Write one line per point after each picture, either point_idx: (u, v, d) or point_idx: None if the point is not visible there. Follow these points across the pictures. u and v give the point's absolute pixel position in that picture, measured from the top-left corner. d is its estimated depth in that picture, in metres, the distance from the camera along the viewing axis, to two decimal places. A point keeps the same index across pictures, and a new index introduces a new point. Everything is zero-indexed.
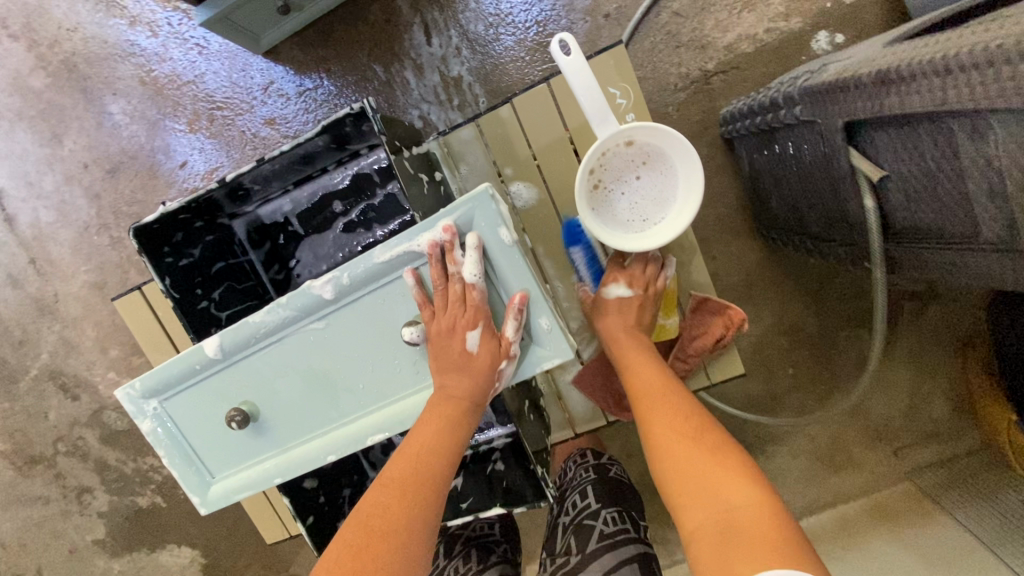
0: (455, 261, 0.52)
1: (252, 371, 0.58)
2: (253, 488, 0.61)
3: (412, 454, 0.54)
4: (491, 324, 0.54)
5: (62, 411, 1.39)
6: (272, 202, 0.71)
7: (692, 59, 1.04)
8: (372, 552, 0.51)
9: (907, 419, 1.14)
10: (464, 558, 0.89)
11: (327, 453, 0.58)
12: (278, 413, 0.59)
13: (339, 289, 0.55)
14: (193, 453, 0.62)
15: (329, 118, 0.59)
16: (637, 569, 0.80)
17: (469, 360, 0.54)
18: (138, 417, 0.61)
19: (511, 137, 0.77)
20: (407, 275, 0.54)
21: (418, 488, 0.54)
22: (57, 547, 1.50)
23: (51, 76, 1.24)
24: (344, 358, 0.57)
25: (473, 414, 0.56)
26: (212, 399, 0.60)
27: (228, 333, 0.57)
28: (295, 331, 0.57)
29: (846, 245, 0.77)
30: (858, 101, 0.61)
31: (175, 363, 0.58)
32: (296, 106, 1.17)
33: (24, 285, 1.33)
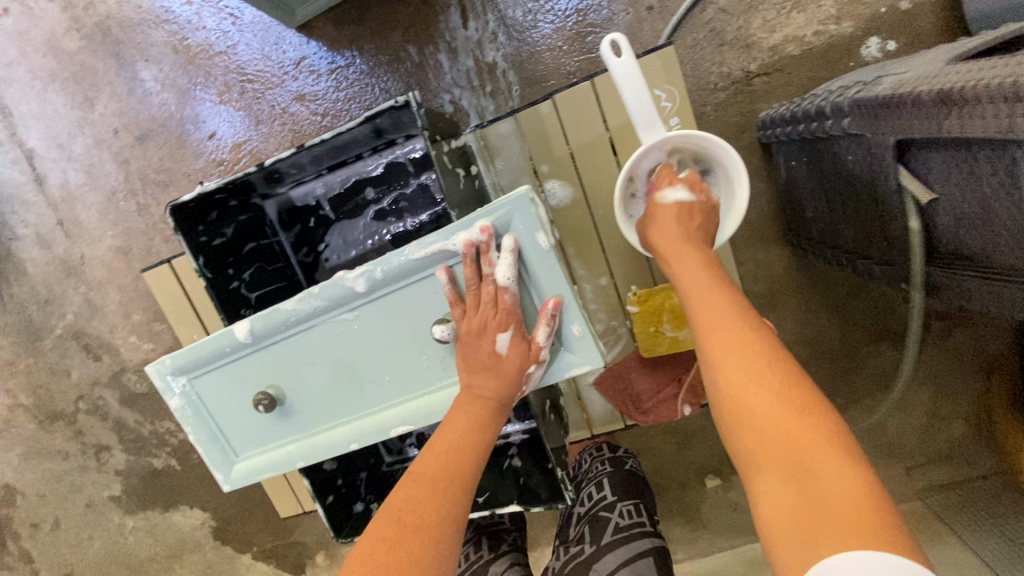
0: (490, 263, 0.52)
1: (281, 356, 0.59)
2: (276, 469, 0.62)
3: (442, 449, 0.54)
4: (521, 328, 0.54)
5: (84, 371, 1.43)
6: (305, 185, 0.71)
7: (735, 59, 1.01)
8: (406, 546, 0.48)
9: (923, 439, 1.13)
10: (475, 545, 0.94)
11: (351, 441, 0.59)
12: (304, 400, 0.60)
13: (372, 282, 0.54)
14: (219, 431, 0.63)
15: (376, 108, 0.59)
16: (650, 565, 0.83)
17: (499, 362, 0.54)
18: (167, 394, 0.62)
19: (549, 132, 0.75)
20: (441, 273, 0.54)
21: (449, 484, 0.52)
22: (75, 500, 1.55)
23: (84, 38, 1.23)
24: (373, 351, 0.57)
25: (499, 416, 0.56)
26: (241, 381, 0.60)
27: (259, 318, 0.57)
28: (326, 321, 0.57)
29: (883, 264, 0.74)
30: (914, 119, 0.59)
31: (206, 344, 0.59)
32: (327, 83, 1.16)
33: (51, 245, 1.35)
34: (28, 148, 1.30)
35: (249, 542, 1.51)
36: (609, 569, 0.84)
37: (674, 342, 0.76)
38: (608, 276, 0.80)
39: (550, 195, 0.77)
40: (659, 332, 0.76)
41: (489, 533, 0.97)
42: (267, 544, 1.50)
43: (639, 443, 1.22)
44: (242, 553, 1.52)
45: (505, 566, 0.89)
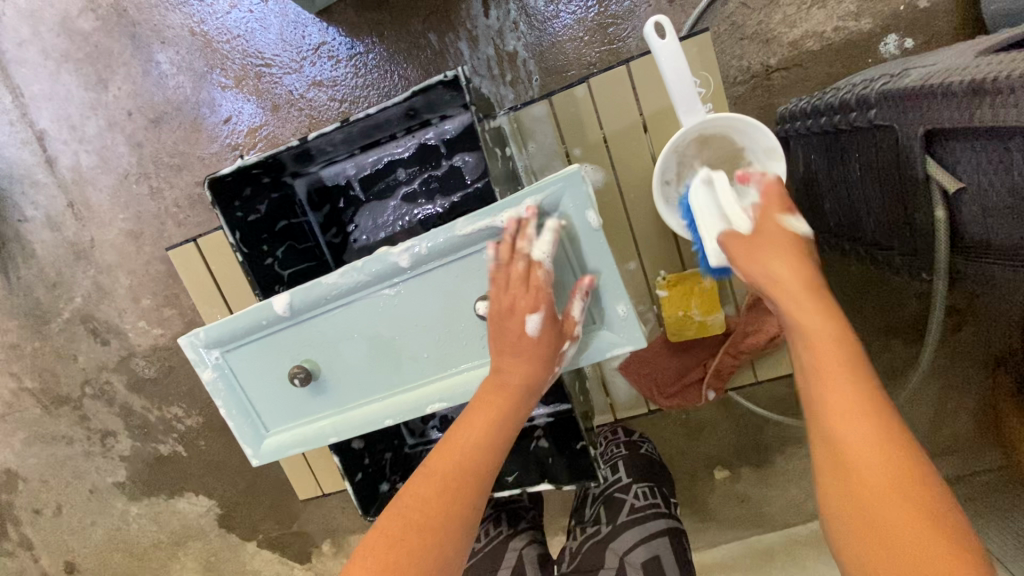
0: (527, 239, 0.52)
1: (318, 332, 0.59)
2: (308, 445, 0.62)
3: (457, 445, 0.54)
4: (552, 309, 0.54)
5: (90, 355, 1.42)
6: (337, 164, 0.71)
7: (755, 53, 1.02)
8: (411, 544, 0.50)
9: (928, 432, 1.16)
10: (493, 522, 0.97)
11: (387, 416, 0.59)
12: (339, 375, 0.60)
13: (418, 257, 0.55)
14: (250, 406, 0.63)
15: (422, 84, 0.60)
16: (666, 544, 0.84)
17: (529, 342, 0.54)
18: (200, 366, 0.62)
19: (582, 116, 0.76)
20: (488, 248, 0.54)
21: (460, 486, 0.52)
22: (78, 486, 1.54)
23: (99, 19, 1.22)
24: (412, 328, 0.58)
25: (520, 409, 0.56)
26: (276, 355, 0.61)
27: (300, 291, 0.57)
28: (367, 296, 0.58)
29: (905, 255, 0.76)
30: (944, 110, 0.60)
31: (243, 317, 0.59)
32: (346, 69, 1.16)
33: (61, 228, 1.34)
34: (39, 129, 1.29)
35: (255, 530, 1.50)
36: (625, 548, 0.85)
37: (702, 327, 0.78)
38: (637, 261, 0.80)
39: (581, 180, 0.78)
40: (688, 316, 0.77)
41: (507, 508, 0.98)
42: (273, 531, 1.50)
43: (651, 433, 1.23)
44: (247, 541, 1.52)
45: (524, 543, 0.91)
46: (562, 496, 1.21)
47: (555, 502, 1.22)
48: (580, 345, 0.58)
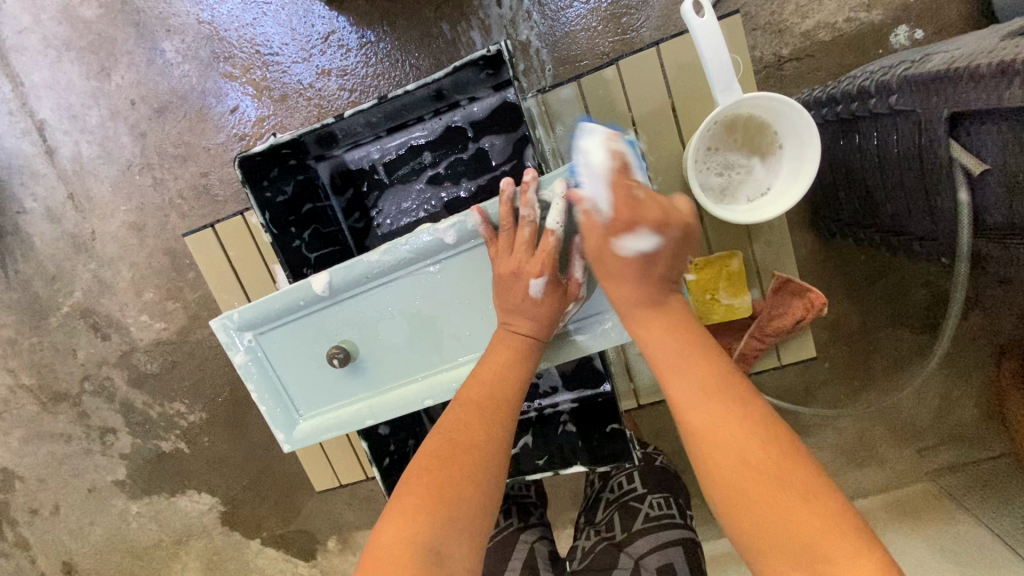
0: (529, 204, 0.57)
1: (355, 312, 0.62)
2: (344, 427, 0.65)
3: (487, 376, 0.56)
4: (555, 272, 0.57)
5: (90, 350, 1.39)
6: (362, 147, 0.70)
7: (767, 43, 1.02)
8: (458, 464, 0.52)
9: (935, 420, 1.17)
10: (504, 513, 0.96)
11: (425, 397, 0.62)
12: (375, 356, 0.63)
13: (461, 234, 0.58)
14: (283, 389, 0.66)
15: (461, 61, 0.59)
16: (681, 554, 0.82)
17: (537, 304, 0.57)
18: (232, 349, 0.64)
19: (610, 100, 0.77)
20: (472, 214, 0.58)
21: (496, 408, 0.55)
22: (76, 485, 1.50)
23: (102, 7, 1.20)
24: (450, 305, 0.61)
25: (539, 349, 0.59)
26: (312, 336, 0.63)
27: (339, 271, 0.60)
28: (406, 275, 0.60)
29: (925, 239, 0.77)
30: (970, 92, 0.60)
31: (280, 298, 0.61)
32: (356, 58, 1.15)
33: (61, 220, 1.31)
34: (39, 119, 1.27)
35: (259, 528, 1.48)
36: (640, 553, 0.83)
37: (729, 309, 0.79)
38: None
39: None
40: (715, 299, 0.79)
41: (517, 502, 0.97)
42: (278, 529, 1.47)
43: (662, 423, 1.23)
44: (250, 539, 1.49)
45: (535, 537, 0.91)
46: (573, 487, 1.21)
47: (566, 494, 1.22)
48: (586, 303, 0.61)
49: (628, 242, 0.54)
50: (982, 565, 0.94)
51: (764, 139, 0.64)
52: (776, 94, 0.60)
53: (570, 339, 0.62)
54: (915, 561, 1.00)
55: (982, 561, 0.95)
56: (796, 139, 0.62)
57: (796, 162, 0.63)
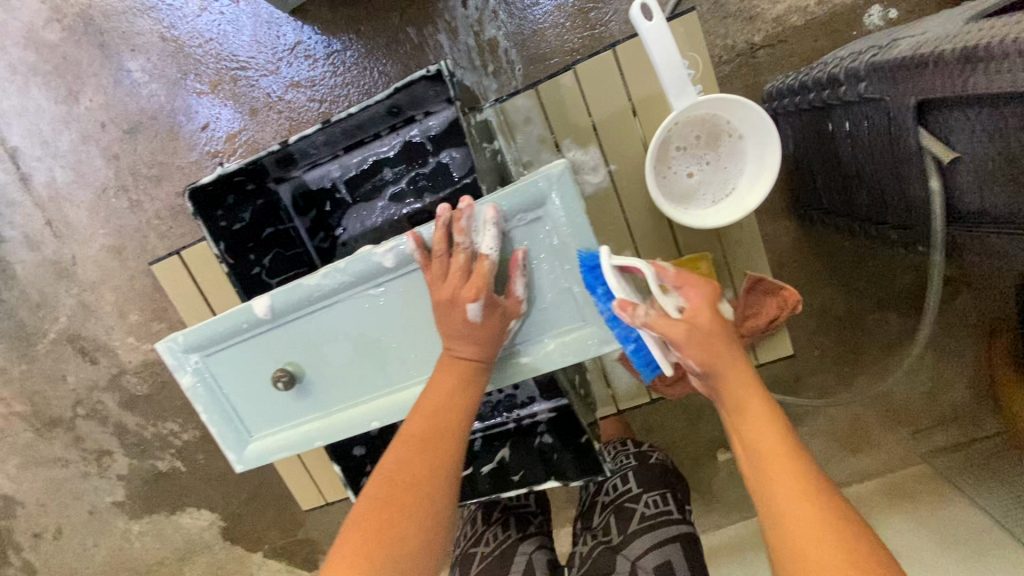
0: (464, 232, 0.55)
1: (298, 334, 0.62)
2: (294, 447, 0.66)
3: (430, 408, 0.56)
4: (493, 294, 0.56)
5: (80, 374, 1.39)
6: (321, 167, 0.69)
7: (739, 31, 1.00)
8: (400, 505, 0.52)
9: (927, 403, 1.16)
10: (502, 526, 0.93)
11: (371, 420, 0.62)
12: (321, 378, 0.63)
13: (398, 258, 0.57)
14: (231, 408, 0.67)
15: (403, 81, 0.59)
16: (679, 549, 0.82)
17: (475, 328, 0.56)
18: (179, 371, 0.65)
19: (569, 106, 0.75)
20: (407, 238, 0.56)
21: (438, 442, 0.55)
22: (77, 507, 1.51)
23: (65, 29, 1.19)
24: (394, 327, 0.60)
25: (485, 372, 0.58)
26: (256, 359, 0.64)
27: (279, 296, 0.59)
28: (348, 298, 0.60)
29: (900, 228, 0.76)
30: (935, 80, 0.59)
31: (223, 321, 0.61)
32: (324, 67, 1.13)
33: (40, 247, 1.30)
34: (11, 146, 1.25)
35: (261, 541, 1.49)
36: (637, 553, 0.83)
37: None
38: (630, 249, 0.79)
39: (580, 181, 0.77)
40: None
41: (515, 514, 0.94)
42: (279, 541, 1.48)
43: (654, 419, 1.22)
44: (253, 552, 1.50)
45: (534, 547, 0.88)
46: (567, 487, 1.21)
47: (561, 495, 1.22)
48: (529, 322, 0.60)
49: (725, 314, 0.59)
50: (978, 547, 0.94)
51: (719, 137, 0.63)
52: (728, 94, 0.58)
53: (516, 359, 0.61)
54: (909, 543, 1.00)
55: (978, 544, 0.95)
56: (755, 137, 0.60)
57: (757, 158, 0.62)
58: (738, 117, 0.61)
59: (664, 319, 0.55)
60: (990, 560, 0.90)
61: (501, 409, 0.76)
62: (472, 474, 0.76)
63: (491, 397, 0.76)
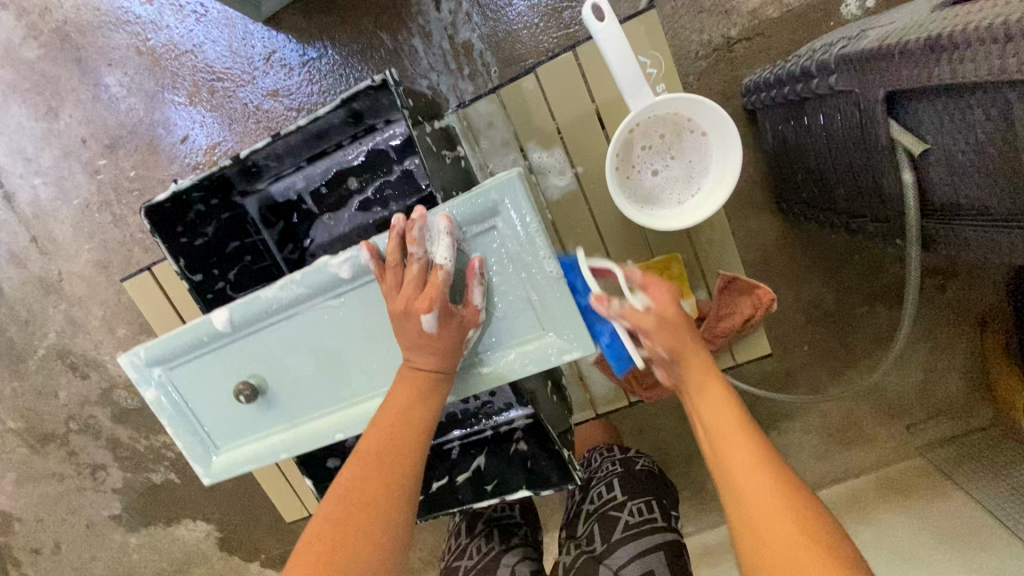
0: (417, 242, 0.55)
1: (260, 345, 0.63)
2: (261, 460, 0.67)
3: (388, 424, 0.57)
4: (447, 305, 0.56)
5: (71, 390, 1.39)
6: (285, 179, 0.69)
7: (715, 26, 0.99)
8: (354, 525, 0.54)
9: (921, 395, 1.14)
10: (486, 537, 0.92)
11: (336, 430, 0.64)
12: (285, 389, 0.65)
13: (355, 268, 0.58)
14: (196, 421, 0.68)
15: (348, 91, 0.59)
16: (662, 560, 0.81)
17: (431, 339, 0.56)
18: (143, 385, 0.66)
19: (531, 106, 0.77)
20: (362, 249, 0.57)
21: (395, 459, 0.56)
22: (74, 521, 1.52)
23: (43, 46, 1.19)
24: (355, 337, 0.62)
25: (445, 383, 0.59)
26: (220, 371, 0.65)
27: (240, 307, 0.61)
28: (309, 308, 0.61)
29: (878, 222, 0.75)
30: (902, 71, 0.57)
31: (183, 334, 0.63)
32: (300, 76, 1.13)
33: (26, 264, 1.30)
34: None
35: (258, 550, 1.49)
36: (620, 563, 0.82)
37: None
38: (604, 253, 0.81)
39: (548, 184, 0.79)
40: None
41: (500, 525, 0.94)
42: (276, 550, 1.48)
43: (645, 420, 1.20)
44: (250, 562, 1.50)
45: (518, 558, 0.88)
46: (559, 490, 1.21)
47: (553, 498, 1.22)
48: (489, 331, 0.60)
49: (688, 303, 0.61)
50: (972, 542, 0.92)
51: (683, 135, 0.62)
52: (687, 92, 0.58)
53: (478, 368, 0.61)
54: (904, 539, 0.99)
55: (974, 537, 0.93)
56: (718, 135, 0.60)
57: (722, 154, 0.61)
58: (700, 116, 0.60)
59: (635, 311, 0.57)
60: (984, 554, 0.89)
61: (481, 416, 0.76)
62: (449, 482, 0.76)
63: (468, 405, 0.76)
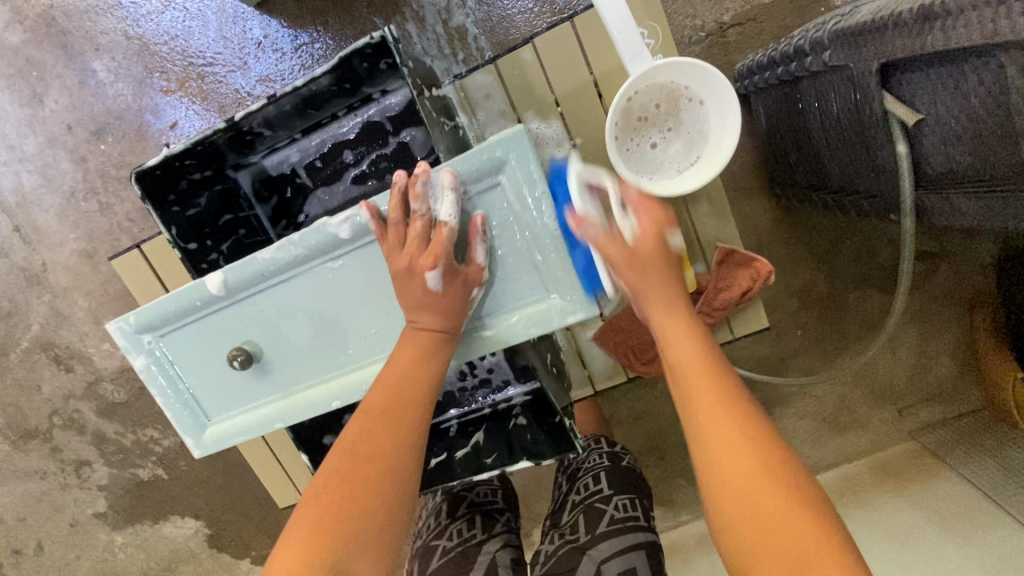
0: (420, 198, 0.55)
1: (254, 309, 0.62)
2: (255, 430, 0.66)
3: (392, 380, 0.56)
4: (451, 262, 0.56)
5: (55, 384, 1.36)
6: (279, 152, 0.69)
7: (708, 11, 1.00)
8: (361, 477, 0.52)
9: (913, 379, 1.15)
10: (467, 522, 0.91)
11: (333, 399, 0.63)
12: (280, 357, 0.64)
13: (356, 227, 0.58)
14: (187, 391, 0.67)
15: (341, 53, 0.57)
16: (644, 557, 0.80)
17: (435, 298, 0.56)
18: (131, 352, 0.65)
19: (530, 77, 0.77)
20: (361, 209, 0.57)
21: (401, 414, 0.55)
22: (58, 520, 1.48)
23: (27, 30, 1.16)
24: (352, 301, 0.61)
25: (447, 345, 0.58)
26: (213, 337, 0.64)
27: (234, 270, 0.60)
28: (306, 270, 0.60)
29: (871, 197, 0.76)
30: (896, 41, 0.58)
31: (175, 299, 0.62)
32: (293, 61, 1.12)
33: (9, 254, 1.27)
34: None
35: (247, 547, 1.45)
36: (601, 557, 0.80)
37: None
38: None
39: (546, 155, 0.79)
40: None
41: (482, 510, 0.93)
42: (267, 547, 1.45)
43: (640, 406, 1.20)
44: (240, 559, 1.46)
45: (498, 546, 0.87)
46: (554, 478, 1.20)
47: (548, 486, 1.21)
48: (491, 293, 0.60)
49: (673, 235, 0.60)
50: (969, 524, 0.93)
51: (681, 104, 0.62)
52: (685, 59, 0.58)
53: (480, 333, 0.61)
54: (900, 521, 0.99)
55: (969, 519, 0.94)
56: (716, 103, 0.61)
57: (720, 123, 0.61)
58: (698, 83, 0.60)
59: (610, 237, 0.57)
60: (982, 535, 0.90)
61: (479, 395, 0.76)
62: (446, 456, 0.74)
63: (465, 382, 0.76)
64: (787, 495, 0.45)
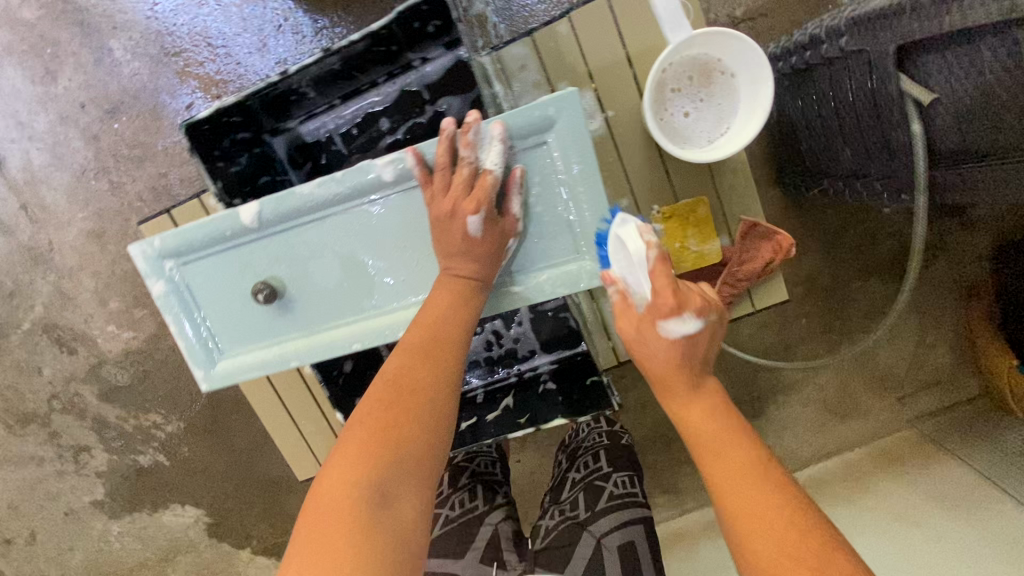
0: (470, 146, 0.59)
1: (280, 245, 0.66)
2: (266, 367, 0.69)
3: (430, 320, 0.59)
4: (491, 211, 0.60)
5: (57, 366, 1.33)
6: (316, 118, 0.73)
7: (721, 5, 1.03)
8: (403, 406, 0.54)
9: (913, 367, 1.19)
10: (470, 493, 0.92)
11: (353, 341, 0.67)
12: (301, 295, 0.68)
13: (399, 172, 0.62)
14: (202, 322, 0.70)
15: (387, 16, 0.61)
16: (642, 532, 0.83)
17: (472, 243, 0.60)
18: (152, 276, 0.68)
19: (563, 50, 0.79)
20: (408, 153, 0.61)
21: (438, 352, 0.58)
22: (52, 508, 1.45)
23: (43, 7, 1.16)
24: (381, 246, 0.65)
25: (479, 292, 0.62)
26: (235, 269, 0.68)
27: (268, 204, 0.64)
28: (341, 211, 0.64)
29: (884, 179, 0.79)
30: (914, 23, 0.61)
31: (205, 227, 0.65)
32: (312, 45, 1.13)
33: (14, 232, 1.26)
34: None
35: (248, 536, 1.43)
36: (601, 531, 0.83)
37: (699, 256, 0.83)
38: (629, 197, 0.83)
39: None
40: (685, 247, 0.83)
41: (483, 481, 0.95)
42: (268, 536, 1.43)
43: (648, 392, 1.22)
44: (240, 549, 1.44)
45: (500, 518, 0.90)
46: None
47: None
48: (522, 245, 0.64)
49: (677, 323, 0.54)
50: (969, 505, 0.96)
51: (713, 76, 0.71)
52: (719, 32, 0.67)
53: (510, 286, 0.65)
54: (901, 503, 1.02)
55: (968, 500, 0.97)
56: (746, 74, 0.69)
57: (750, 95, 0.70)
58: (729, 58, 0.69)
59: (624, 298, 0.59)
60: (982, 514, 0.93)
61: (504, 364, 0.83)
62: (477, 422, 0.81)
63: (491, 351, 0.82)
64: (763, 484, 0.49)
